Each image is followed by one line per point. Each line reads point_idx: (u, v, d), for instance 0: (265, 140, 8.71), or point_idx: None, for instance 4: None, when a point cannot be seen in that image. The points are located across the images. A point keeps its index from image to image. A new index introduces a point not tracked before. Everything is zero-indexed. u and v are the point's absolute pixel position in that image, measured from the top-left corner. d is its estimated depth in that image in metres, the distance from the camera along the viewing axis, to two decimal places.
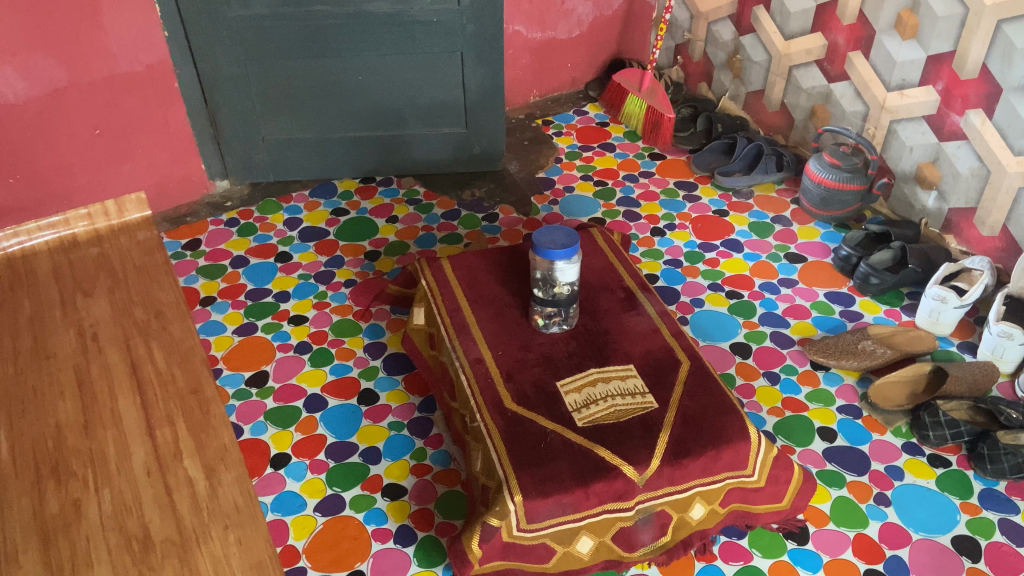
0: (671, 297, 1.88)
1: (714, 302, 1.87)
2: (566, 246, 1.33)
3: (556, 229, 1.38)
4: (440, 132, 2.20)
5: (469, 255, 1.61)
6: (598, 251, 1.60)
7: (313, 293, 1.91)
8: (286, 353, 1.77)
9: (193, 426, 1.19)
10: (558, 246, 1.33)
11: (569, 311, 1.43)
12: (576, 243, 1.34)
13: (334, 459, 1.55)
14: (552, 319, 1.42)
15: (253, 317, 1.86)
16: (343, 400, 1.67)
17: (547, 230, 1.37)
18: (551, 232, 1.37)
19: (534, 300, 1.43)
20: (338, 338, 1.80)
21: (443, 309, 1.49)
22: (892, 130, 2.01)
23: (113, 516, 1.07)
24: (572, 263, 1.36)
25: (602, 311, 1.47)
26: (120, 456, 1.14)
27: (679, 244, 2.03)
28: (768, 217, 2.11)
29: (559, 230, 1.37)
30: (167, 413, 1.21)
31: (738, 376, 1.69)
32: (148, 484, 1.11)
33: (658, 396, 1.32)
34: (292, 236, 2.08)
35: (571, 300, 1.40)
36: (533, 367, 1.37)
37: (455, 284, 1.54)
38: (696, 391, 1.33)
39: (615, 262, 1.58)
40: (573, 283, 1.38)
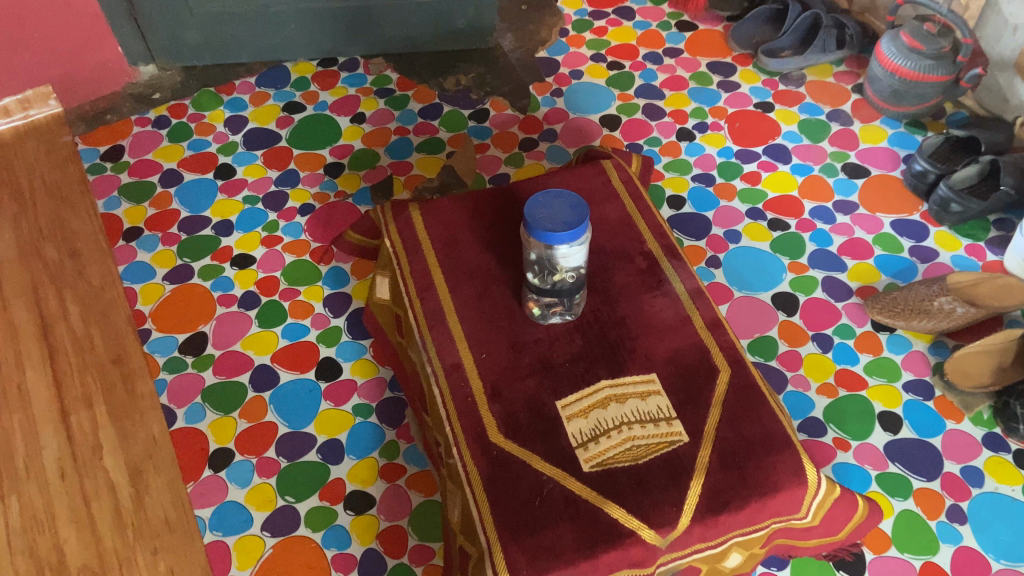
0: (699, 230, 1.52)
1: (752, 236, 1.51)
2: (574, 225, 0.98)
3: (556, 196, 1.02)
4: (415, 3, 1.74)
5: (445, 203, 1.25)
6: (612, 198, 1.24)
7: (260, 224, 1.56)
8: (229, 308, 1.45)
9: (117, 410, 1.24)
10: (562, 225, 0.98)
11: (574, 299, 1.09)
12: (583, 222, 0.99)
13: (287, 457, 1.27)
14: (551, 309, 1.09)
15: (188, 257, 1.52)
16: (297, 374, 1.36)
17: (544, 199, 1.02)
18: (549, 202, 1.01)
19: (527, 284, 1.09)
20: (291, 288, 1.47)
21: (412, 286, 1.16)
22: (992, 2, 1.57)
23: (25, 530, 1.11)
24: (581, 246, 1.01)
25: (617, 292, 1.13)
26: (31, 454, 1.18)
27: (711, 153, 1.64)
28: (823, 113, 1.71)
29: (562, 199, 1.02)
30: (84, 392, 1.26)
31: (781, 341, 1.37)
32: (63, 490, 1.14)
33: (689, 423, 1.01)
34: (236, 143, 1.69)
35: (576, 288, 1.06)
36: (529, 376, 1.05)
37: (425, 246, 1.19)
38: (739, 416, 1.01)
39: (633, 214, 1.22)
40: (579, 267, 1.04)
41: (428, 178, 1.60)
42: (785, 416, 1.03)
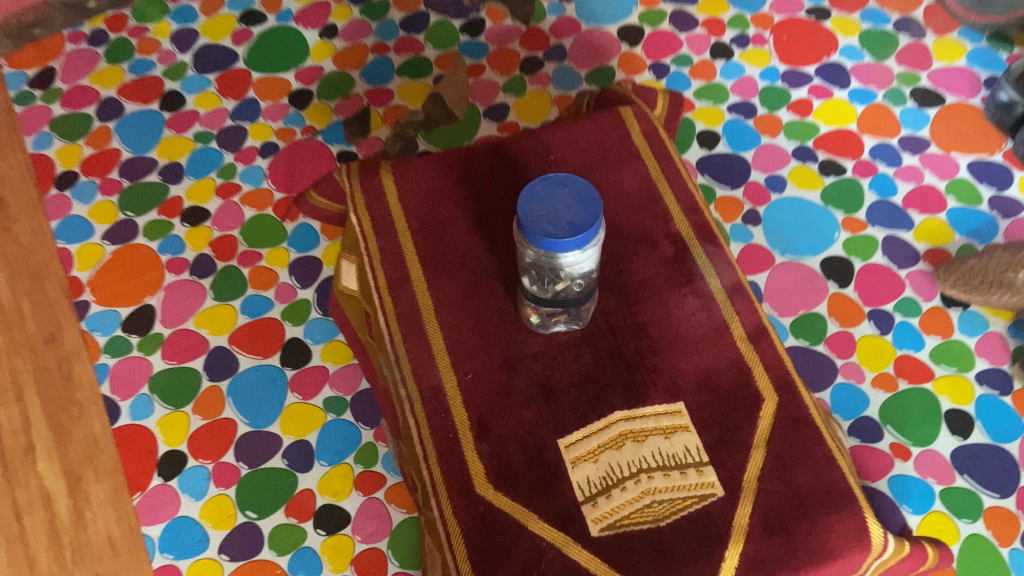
0: (734, 177, 1.27)
1: (800, 183, 1.26)
2: (582, 224, 0.75)
3: (561, 183, 0.79)
4: None
5: (426, 167, 1.01)
6: (632, 161, 1.00)
7: (216, 168, 1.32)
8: (179, 275, 1.23)
9: (53, 402, 1.15)
10: (566, 225, 0.75)
11: (582, 307, 0.87)
12: (597, 223, 0.75)
13: (248, 464, 1.09)
14: (553, 318, 0.87)
15: (131, 210, 1.29)
16: (259, 360, 1.16)
17: (544, 188, 0.78)
18: (550, 194, 0.78)
19: (523, 288, 0.87)
20: (252, 251, 1.25)
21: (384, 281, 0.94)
22: None
23: None
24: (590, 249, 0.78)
25: (635, 290, 0.91)
26: None
27: (752, 75, 1.36)
28: (889, 22, 1.41)
29: (568, 189, 0.78)
30: (13, 379, 1.16)
31: (831, 319, 1.15)
32: None
33: (725, 469, 0.81)
34: (185, 64, 1.43)
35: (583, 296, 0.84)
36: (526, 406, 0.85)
37: (399, 226, 0.97)
38: (787, 461, 0.81)
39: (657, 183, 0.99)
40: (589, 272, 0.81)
41: (412, 110, 1.36)
42: (845, 457, 0.83)
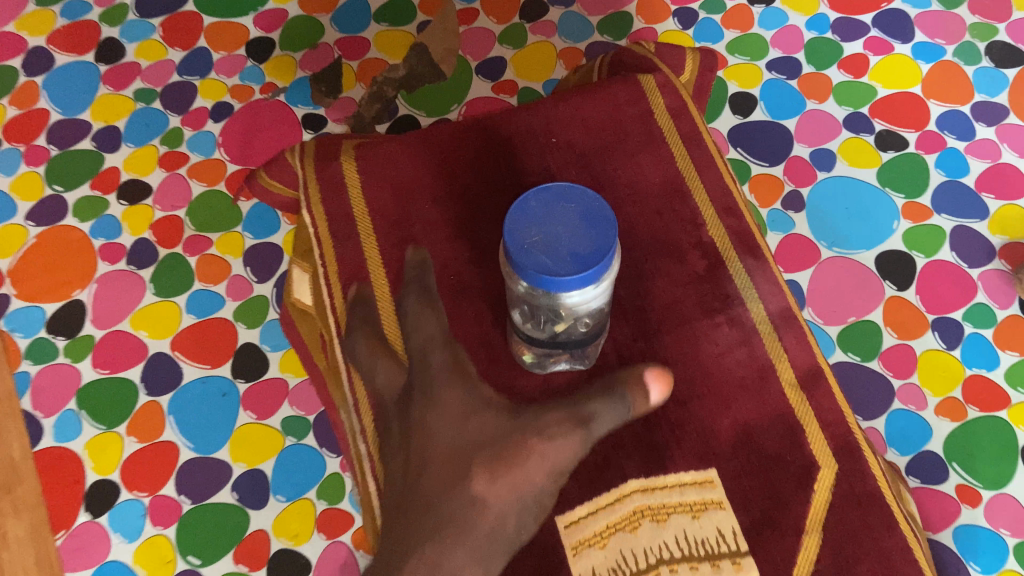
0: (774, 151, 1.06)
1: (851, 159, 1.05)
2: (591, 260, 0.57)
3: (563, 198, 0.60)
4: None
5: (401, 155, 0.82)
6: (655, 151, 0.82)
7: (159, 134, 1.12)
8: (114, 265, 1.05)
9: None
10: (567, 259, 0.57)
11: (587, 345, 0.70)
12: (604, 258, 0.57)
13: (190, 498, 0.92)
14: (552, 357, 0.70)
15: (61, 184, 1.10)
16: (206, 370, 0.98)
17: (540, 205, 0.60)
18: (549, 214, 0.59)
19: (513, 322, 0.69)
20: (199, 236, 1.05)
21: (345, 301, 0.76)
22: None
23: None
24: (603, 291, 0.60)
25: (656, 320, 0.73)
26: None
27: (797, 25, 1.14)
28: None
29: (572, 207, 0.60)
30: None
31: (887, 330, 0.96)
32: None
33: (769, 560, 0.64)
34: (125, 6, 1.21)
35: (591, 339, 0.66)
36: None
37: (367, 229, 0.78)
38: (848, 547, 0.64)
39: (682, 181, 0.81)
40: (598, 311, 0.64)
41: (392, 65, 1.14)
42: (916, 536, 0.66)
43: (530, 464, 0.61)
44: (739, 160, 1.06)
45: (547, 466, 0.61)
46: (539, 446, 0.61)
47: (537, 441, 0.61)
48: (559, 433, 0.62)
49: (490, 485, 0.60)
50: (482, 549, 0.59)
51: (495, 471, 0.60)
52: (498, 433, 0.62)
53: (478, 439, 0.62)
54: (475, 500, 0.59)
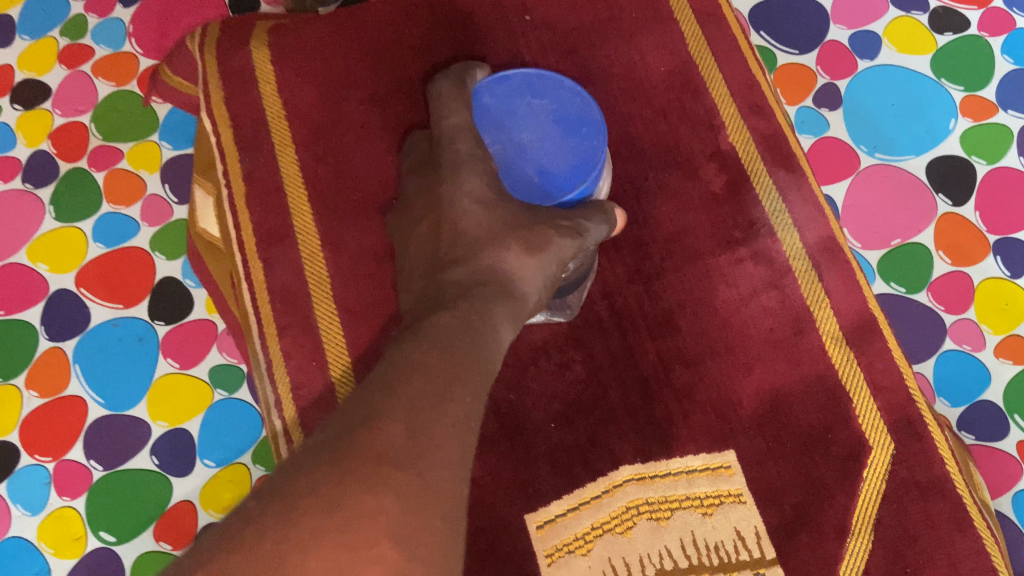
0: (805, 34, 0.87)
1: (900, 43, 0.85)
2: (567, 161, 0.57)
3: (529, 90, 0.58)
4: None
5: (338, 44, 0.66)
6: (657, 32, 0.66)
7: (59, 23, 0.93)
8: (9, 184, 0.87)
9: None
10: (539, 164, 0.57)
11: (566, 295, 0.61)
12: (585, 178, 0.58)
13: (102, 463, 0.77)
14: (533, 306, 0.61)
15: None
16: (118, 310, 0.82)
17: (507, 105, 0.58)
18: (515, 116, 0.58)
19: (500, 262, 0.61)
20: (107, 146, 0.87)
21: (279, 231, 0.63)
22: None
23: None
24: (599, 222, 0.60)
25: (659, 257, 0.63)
26: None
27: None
28: None
29: (541, 103, 0.58)
30: None
31: (940, 253, 0.78)
32: None
33: (792, 551, 0.56)
34: None
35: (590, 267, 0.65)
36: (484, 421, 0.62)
37: (301, 146, 0.64)
38: (889, 537, 0.56)
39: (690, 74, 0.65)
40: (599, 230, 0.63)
41: None
42: (985, 520, 0.56)
43: (552, 246, 0.54)
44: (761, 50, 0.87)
45: (565, 257, 0.55)
46: (561, 239, 0.55)
47: (557, 228, 0.55)
48: (571, 230, 0.56)
49: (523, 258, 0.52)
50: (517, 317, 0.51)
51: (530, 245, 0.53)
52: (521, 219, 0.55)
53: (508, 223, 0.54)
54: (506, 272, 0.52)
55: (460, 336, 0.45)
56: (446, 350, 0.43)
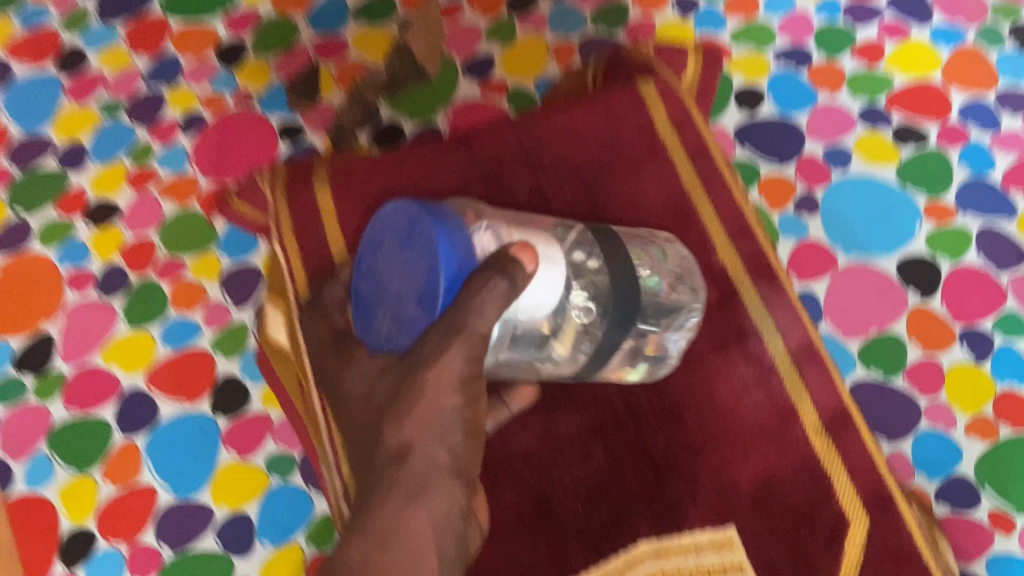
0: (784, 145, 0.99)
1: (868, 155, 0.97)
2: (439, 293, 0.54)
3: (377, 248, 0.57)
4: None
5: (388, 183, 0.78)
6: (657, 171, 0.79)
7: (125, 148, 1.05)
8: (85, 294, 0.98)
9: None
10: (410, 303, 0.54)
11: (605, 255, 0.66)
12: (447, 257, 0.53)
13: (171, 544, 0.87)
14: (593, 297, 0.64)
15: (23, 206, 1.02)
16: (184, 405, 0.92)
17: (372, 276, 0.57)
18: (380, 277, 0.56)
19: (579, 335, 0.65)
20: (173, 258, 0.99)
21: None
22: None
23: None
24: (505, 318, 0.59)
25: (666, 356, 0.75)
26: None
27: (806, 9, 1.05)
28: None
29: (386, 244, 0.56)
30: None
31: (912, 342, 0.89)
32: None
33: None
34: (86, 11, 1.12)
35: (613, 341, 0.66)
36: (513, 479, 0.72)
37: None
38: None
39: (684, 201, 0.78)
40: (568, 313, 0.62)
41: (372, 68, 1.08)
42: None
43: (437, 370, 0.53)
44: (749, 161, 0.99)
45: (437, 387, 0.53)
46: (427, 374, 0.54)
47: (427, 365, 0.53)
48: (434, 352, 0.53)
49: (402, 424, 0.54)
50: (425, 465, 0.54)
51: (401, 409, 0.54)
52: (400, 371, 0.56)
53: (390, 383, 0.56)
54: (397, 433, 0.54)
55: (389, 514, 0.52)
56: (400, 481, 0.53)
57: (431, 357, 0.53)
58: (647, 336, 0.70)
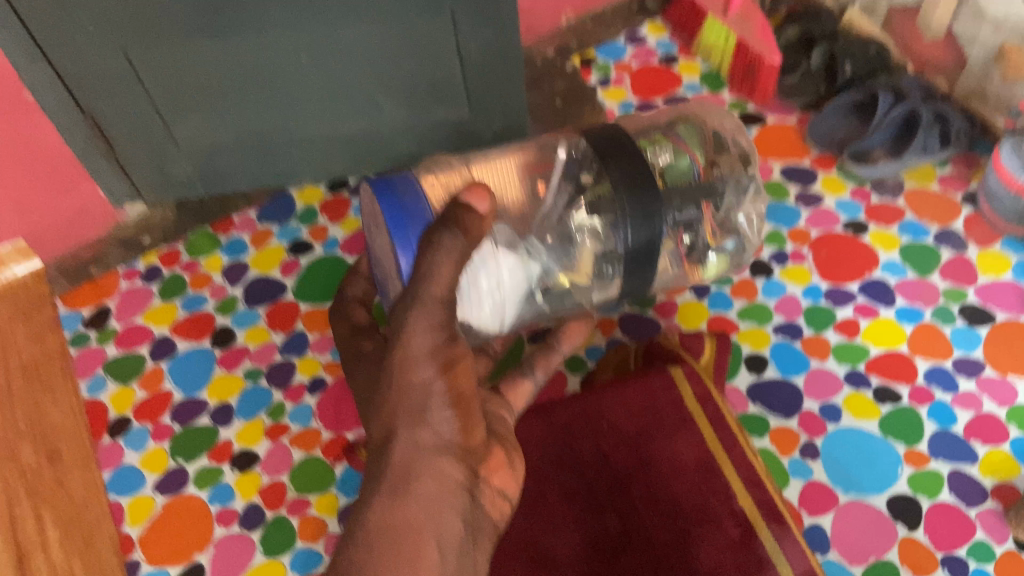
0: (788, 403, 1.24)
1: (855, 411, 1.22)
2: (403, 253, 0.85)
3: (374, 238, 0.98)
4: (434, 118, 1.47)
5: None
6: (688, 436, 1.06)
7: (264, 408, 1.32)
8: (229, 528, 1.22)
9: None
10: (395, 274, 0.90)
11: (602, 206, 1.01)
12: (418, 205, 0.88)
13: None
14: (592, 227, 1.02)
15: (183, 457, 1.29)
16: None
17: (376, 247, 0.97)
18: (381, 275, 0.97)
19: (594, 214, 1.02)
20: (300, 498, 1.23)
21: None
22: None
23: None
24: (499, 315, 0.96)
25: (575, 430, 1.09)
26: None
27: (795, 294, 1.34)
28: (930, 235, 1.37)
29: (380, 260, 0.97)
30: None
31: (903, 566, 1.09)
32: None
33: None
34: (235, 299, 1.44)
35: (651, 236, 0.98)
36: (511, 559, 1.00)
37: None
38: None
39: (670, 137, 1.16)
40: (584, 226, 1.02)
41: None
42: None
43: (411, 338, 0.75)
44: (742, 152, 1.22)
45: (423, 329, 0.75)
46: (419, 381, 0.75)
47: (408, 344, 0.75)
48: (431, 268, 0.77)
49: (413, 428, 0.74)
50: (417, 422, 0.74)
51: (407, 357, 0.75)
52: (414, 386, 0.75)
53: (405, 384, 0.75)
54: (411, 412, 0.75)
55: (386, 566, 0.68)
56: (396, 478, 0.73)
57: (404, 337, 0.75)
58: (700, 225, 1.08)
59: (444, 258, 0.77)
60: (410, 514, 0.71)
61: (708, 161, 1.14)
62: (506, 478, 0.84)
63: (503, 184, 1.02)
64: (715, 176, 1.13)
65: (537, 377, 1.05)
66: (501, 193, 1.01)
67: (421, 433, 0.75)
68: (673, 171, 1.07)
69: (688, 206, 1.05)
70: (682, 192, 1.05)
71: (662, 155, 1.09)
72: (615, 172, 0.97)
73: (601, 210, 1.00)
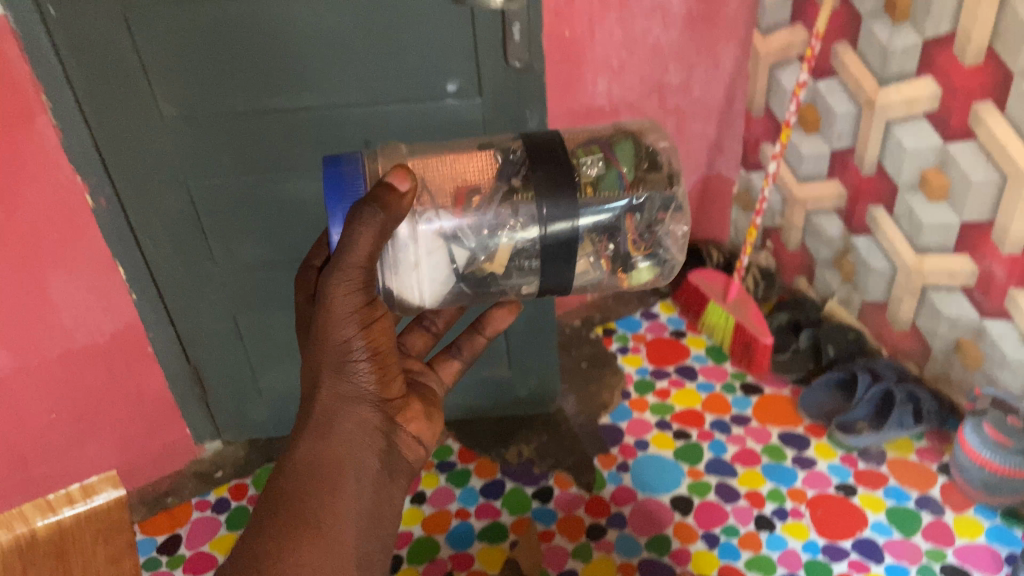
0: None
1: None
2: (335, 224, 0.86)
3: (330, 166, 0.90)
4: (479, 376, 1.72)
5: None
6: None
7: None
8: None
9: None
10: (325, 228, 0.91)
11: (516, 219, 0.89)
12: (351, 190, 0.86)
13: None
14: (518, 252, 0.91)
15: None
16: None
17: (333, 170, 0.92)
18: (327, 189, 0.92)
19: (509, 272, 0.93)
20: None
21: None
22: (994, 345, 1.51)
23: None
24: (417, 288, 0.92)
25: None
26: None
27: (795, 547, 1.47)
28: (911, 499, 1.54)
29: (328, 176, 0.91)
30: None
31: None
32: None
33: None
34: None
35: (566, 233, 0.88)
36: None
37: None
38: None
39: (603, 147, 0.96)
40: (503, 223, 0.90)
41: None
42: None
43: (334, 305, 0.83)
44: (672, 170, 1.00)
45: (343, 305, 0.83)
46: (344, 390, 0.88)
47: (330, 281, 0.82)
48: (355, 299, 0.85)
49: (318, 437, 0.86)
50: (346, 397, 0.88)
51: (334, 366, 0.87)
52: (338, 393, 0.88)
53: (340, 391, 0.88)
54: (330, 395, 0.87)
55: (309, 541, 0.78)
56: (327, 452, 0.85)
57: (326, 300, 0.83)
58: (622, 236, 0.96)
59: (362, 229, 0.78)
60: (330, 509, 0.81)
61: (635, 178, 0.97)
62: (422, 426, 0.97)
63: (443, 180, 0.93)
64: (639, 195, 0.96)
65: (464, 357, 1.13)
66: (441, 181, 0.93)
67: (344, 383, 0.88)
68: (603, 186, 0.92)
69: (606, 214, 0.93)
70: (607, 205, 0.92)
71: (592, 164, 0.93)
72: (538, 176, 0.88)
73: (517, 202, 0.89)
